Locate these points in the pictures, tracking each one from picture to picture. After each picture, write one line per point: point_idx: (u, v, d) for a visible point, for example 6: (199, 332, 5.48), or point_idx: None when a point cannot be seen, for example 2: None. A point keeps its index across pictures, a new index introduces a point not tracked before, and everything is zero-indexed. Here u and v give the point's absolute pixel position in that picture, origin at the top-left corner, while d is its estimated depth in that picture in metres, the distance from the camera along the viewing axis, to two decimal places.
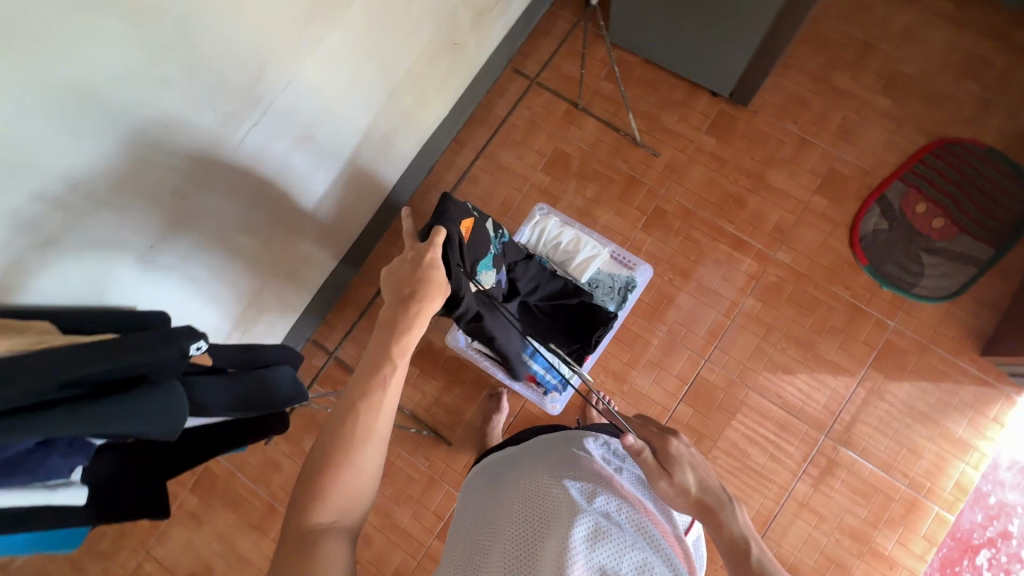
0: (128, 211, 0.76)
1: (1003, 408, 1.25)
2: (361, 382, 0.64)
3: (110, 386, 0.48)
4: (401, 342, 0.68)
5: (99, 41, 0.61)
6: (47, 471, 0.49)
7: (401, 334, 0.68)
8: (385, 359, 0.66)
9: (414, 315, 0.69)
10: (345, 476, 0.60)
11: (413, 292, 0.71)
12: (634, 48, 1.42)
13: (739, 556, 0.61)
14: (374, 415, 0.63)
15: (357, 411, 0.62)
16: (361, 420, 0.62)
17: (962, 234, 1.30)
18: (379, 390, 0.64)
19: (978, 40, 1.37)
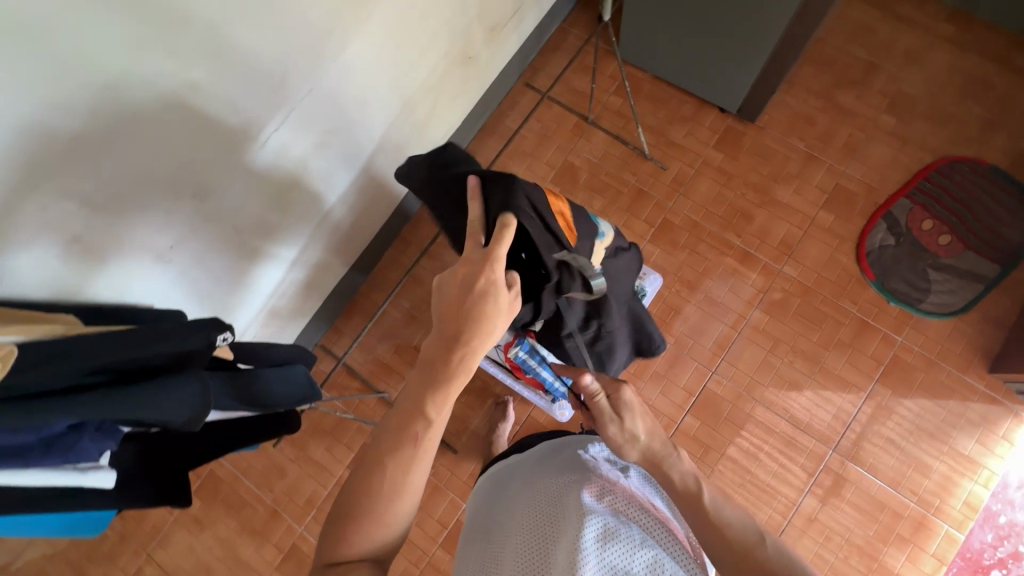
0: (150, 215, 0.78)
1: (1011, 426, 1.24)
2: (390, 439, 0.60)
3: (138, 374, 0.50)
4: (439, 396, 0.60)
5: (135, 46, 0.64)
6: (77, 455, 0.49)
7: (441, 386, 0.60)
8: (418, 416, 0.60)
9: (456, 365, 0.60)
10: (370, 524, 0.58)
11: (457, 334, 0.60)
12: (643, 64, 1.45)
13: (686, 497, 0.62)
14: (405, 474, 0.59)
15: (386, 469, 0.59)
16: (390, 480, 0.59)
17: (967, 251, 1.31)
18: (410, 448, 0.59)
19: (981, 62, 1.40)
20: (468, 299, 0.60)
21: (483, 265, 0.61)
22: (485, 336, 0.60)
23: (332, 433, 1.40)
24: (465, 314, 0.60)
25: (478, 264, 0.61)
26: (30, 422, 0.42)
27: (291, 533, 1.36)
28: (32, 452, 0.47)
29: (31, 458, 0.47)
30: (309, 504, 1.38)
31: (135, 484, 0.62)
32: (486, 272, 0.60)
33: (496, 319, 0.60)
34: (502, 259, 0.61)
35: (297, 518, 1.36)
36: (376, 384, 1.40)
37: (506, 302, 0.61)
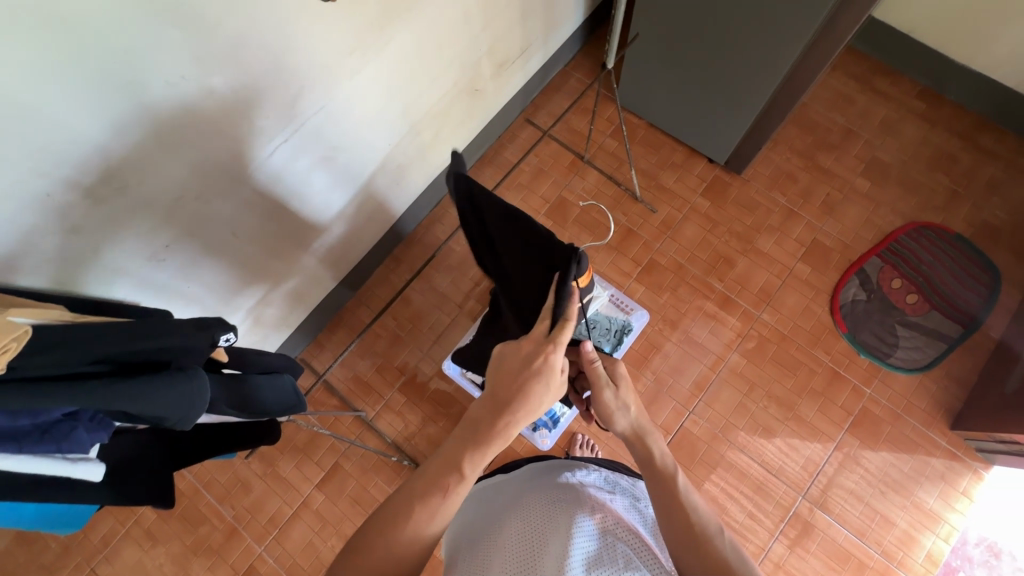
0: (151, 214, 0.78)
1: (971, 482, 1.28)
2: (422, 483, 0.61)
3: (139, 366, 0.50)
4: (477, 455, 0.62)
5: (165, 48, 0.66)
6: (71, 444, 0.50)
7: (482, 446, 0.62)
8: (454, 469, 0.62)
9: (502, 430, 0.63)
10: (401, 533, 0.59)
11: (507, 402, 0.63)
12: (640, 111, 1.53)
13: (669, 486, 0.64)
14: (428, 519, 0.59)
15: (412, 511, 0.59)
16: (413, 522, 0.59)
17: (932, 311, 1.39)
18: (439, 497, 0.60)
19: (946, 138, 1.51)
20: (523, 374, 0.64)
21: (544, 347, 0.64)
22: (529, 411, 0.64)
23: (304, 449, 1.36)
24: (517, 389, 0.63)
25: (546, 340, 0.65)
26: (25, 406, 0.42)
27: (249, 553, 1.30)
28: (28, 438, 0.48)
29: (26, 444, 0.47)
30: (271, 523, 1.32)
31: (119, 477, 0.59)
32: (544, 354, 0.64)
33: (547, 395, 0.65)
34: (562, 345, 0.65)
35: (257, 538, 1.31)
36: (353, 403, 1.38)
37: (557, 382, 0.65)
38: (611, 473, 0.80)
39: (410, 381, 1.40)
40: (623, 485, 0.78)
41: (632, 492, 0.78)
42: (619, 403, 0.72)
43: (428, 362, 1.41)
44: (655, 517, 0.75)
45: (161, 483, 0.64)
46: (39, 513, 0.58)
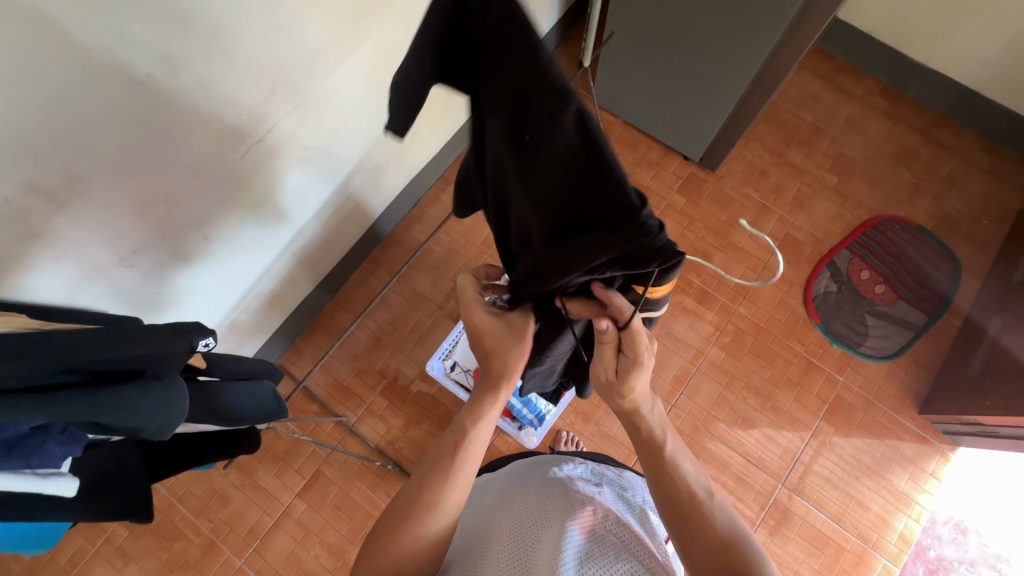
0: (117, 217, 0.75)
1: (938, 463, 1.34)
2: (432, 459, 0.65)
3: (115, 376, 0.48)
4: (475, 414, 0.68)
5: (131, 44, 0.63)
6: (40, 458, 0.47)
7: (477, 408, 0.69)
8: (459, 431, 0.67)
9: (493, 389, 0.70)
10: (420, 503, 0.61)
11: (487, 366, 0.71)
12: (615, 110, 1.54)
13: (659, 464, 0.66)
14: (443, 490, 0.62)
15: (425, 485, 0.62)
16: (428, 492, 0.61)
17: (899, 300, 1.44)
18: (449, 459, 0.64)
19: (907, 134, 1.57)
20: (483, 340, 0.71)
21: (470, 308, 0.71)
22: (504, 361, 0.69)
23: (284, 458, 1.33)
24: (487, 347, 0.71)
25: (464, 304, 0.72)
26: None
27: (229, 566, 1.26)
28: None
29: None
30: (251, 535, 1.29)
31: (94, 493, 0.56)
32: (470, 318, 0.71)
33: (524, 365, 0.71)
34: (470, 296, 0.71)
35: (236, 550, 1.27)
36: (334, 409, 1.36)
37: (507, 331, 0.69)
38: (599, 464, 0.81)
39: (392, 384, 1.38)
40: (611, 475, 0.79)
41: (619, 482, 0.79)
42: (620, 373, 0.67)
43: (409, 365, 1.40)
44: (642, 504, 0.77)
45: (139, 497, 0.61)
46: (6, 533, 0.55)
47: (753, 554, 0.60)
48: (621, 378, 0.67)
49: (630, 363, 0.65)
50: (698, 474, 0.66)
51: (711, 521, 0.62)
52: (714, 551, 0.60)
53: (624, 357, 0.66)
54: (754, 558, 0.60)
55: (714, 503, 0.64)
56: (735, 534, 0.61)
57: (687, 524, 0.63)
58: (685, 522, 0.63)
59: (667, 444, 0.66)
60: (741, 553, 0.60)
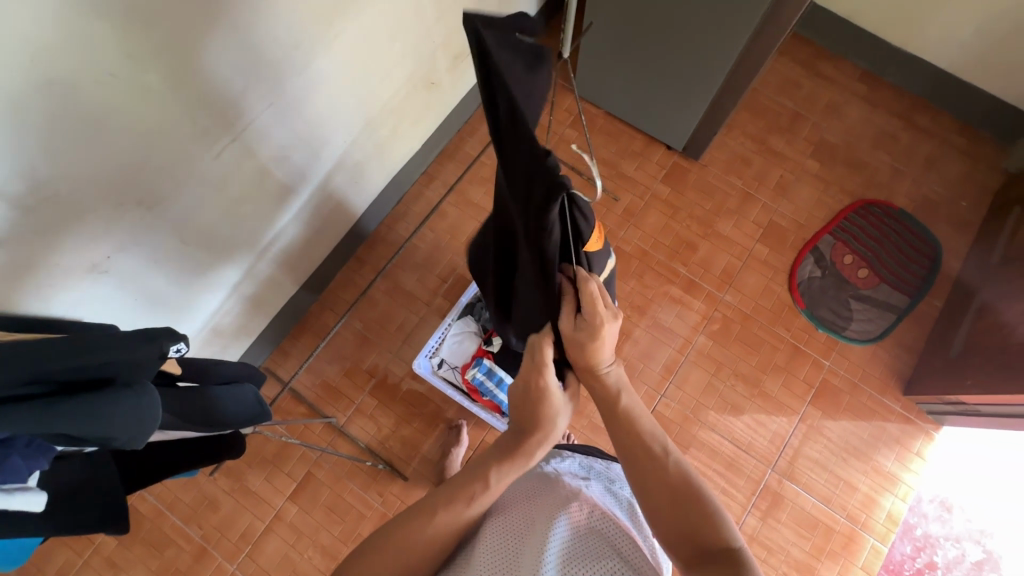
0: (87, 223, 0.73)
1: (923, 443, 1.36)
2: (440, 497, 0.62)
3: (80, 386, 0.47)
4: (500, 470, 0.63)
5: (92, 44, 0.61)
6: (4, 474, 0.46)
7: (503, 463, 0.64)
8: (477, 479, 0.63)
9: (525, 450, 0.65)
10: (433, 523, 0.60)
11: (523, 426, 0.66)
12: (597, 101, 1.54)
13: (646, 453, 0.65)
14: (442, 527, 0.60)
15: (427, 525, 0.60)
16: (427, 534, 0.59)
17: (882, 284, 1.45)
18: (461, 505, 0.61)
19: (887, 118, 1.58)
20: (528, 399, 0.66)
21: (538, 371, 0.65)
22: (544, 431, 0.65)
23: (273, 462, 1.32)
24: (530, 405, 0.65)
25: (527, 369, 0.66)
26: None
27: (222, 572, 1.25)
28: None
29: None
30: (243, 540, 1.27)
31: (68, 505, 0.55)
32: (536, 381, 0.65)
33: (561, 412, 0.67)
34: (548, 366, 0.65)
35: (229, 556, 1.26)
36: (322, 410, 1.35)
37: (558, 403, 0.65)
38: (588, 456, 0.80)
39: (381, 383, 1.37)
40: (599, 468, 0.79)
41: (608, 475, 0.80)
42: (576, 330, 0.65)
43: (398, 363, 1.39)
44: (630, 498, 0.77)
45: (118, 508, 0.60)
46: None
47: (715, 513, 0.60)
48: (578, 334, 0.64)
49: (588, 324, 0.63)
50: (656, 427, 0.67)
51: (670, 474, 0.63)
52: (672, 507, 0.61)
53: (581, 317, 0.64)
54: (716, 516, 0.60)
55: (675, 457, 0.64)
56: (696, 492, 0.62)
57: (644, 476, 0.64)
58: (642, 473, 0.65)
59: (621, 400, 0.68)
60: (701, 512, 0.60)
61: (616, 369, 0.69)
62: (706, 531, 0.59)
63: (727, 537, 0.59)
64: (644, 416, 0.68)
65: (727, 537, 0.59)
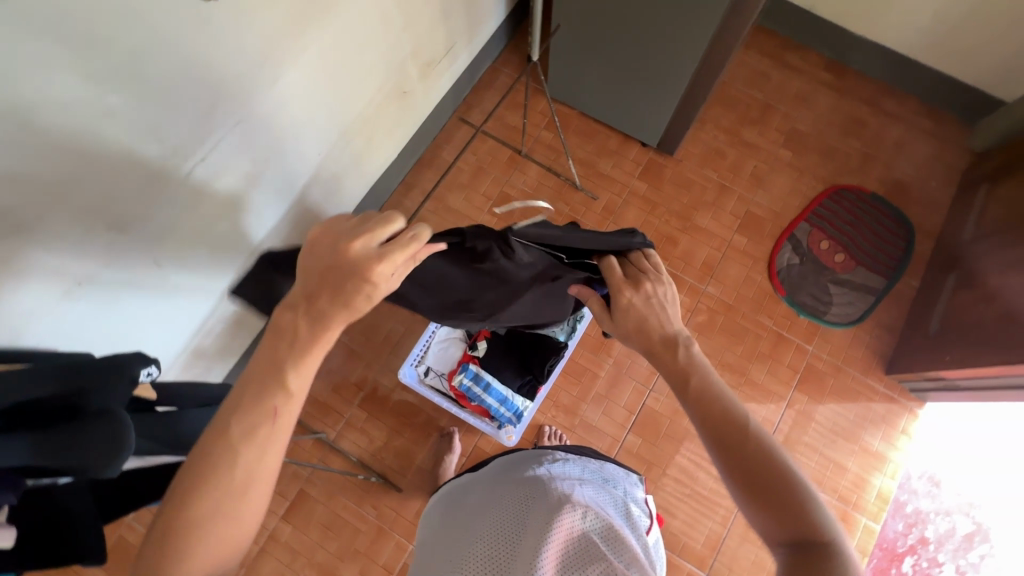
0: (57, 249, 0.72)
1: (908, 421, 1.38)
2: (241, 422, 0.54)
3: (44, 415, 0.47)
4: (299, 368, 0.56)
5: (49, 67, 0.60)
6: None
7: (302, 359, 0.57)
8: (278, 386, 0.56)
9: (319, 339, 0.57)
10: (245, 459, 0.53)
11: (324, 309, 0.57)
12: (571, 102, 1.55)
13: (732, 438, 0.63)
14: (260, 456, 0.54)
15: (237, 455, 0.53)
16: (242, 465, 0.53)
17: (859, 267, 1.48)
18: (266, 423, 0.54)
19: (855, 105, 1.62)
20: (344, 282, 0.57)
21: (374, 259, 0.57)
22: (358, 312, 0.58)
23: None
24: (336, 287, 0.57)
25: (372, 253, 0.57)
26: None
27: None
28: None
29: None
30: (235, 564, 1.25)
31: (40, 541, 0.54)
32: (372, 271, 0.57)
33: (391, 257, 0.57)
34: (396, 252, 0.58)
35: None
36: (310, 426, 1.33)
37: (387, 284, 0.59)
38: (580, 457, 0.82)
39: (370, 395, 1.36)
40: (592, 467, 0.80)
41: (601, 474, 0.81)
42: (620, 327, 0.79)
43: (387, 374, 1.38)
44: (624, 497, 0.78)
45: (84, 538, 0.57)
46: None
47: (807, 501, 0.58)
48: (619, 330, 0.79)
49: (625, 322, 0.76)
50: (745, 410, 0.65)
51: (765, 459, 0.61)
52: (759, 487, 0.59)
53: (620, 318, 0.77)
54: (809, 506, 0.58)
55: (766, 440, 0.62)
56: (786, 478, 0.59)
57: (735, 456, 0.62)
58: (732, 452, 0.62)
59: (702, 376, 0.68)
60: (793, 499, 0.58)
61: (696, 348, 0.71)
62: (801, 518, 0.57)
63: (824, 527, 0.56)
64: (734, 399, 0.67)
65: (822, 527, 0.56)
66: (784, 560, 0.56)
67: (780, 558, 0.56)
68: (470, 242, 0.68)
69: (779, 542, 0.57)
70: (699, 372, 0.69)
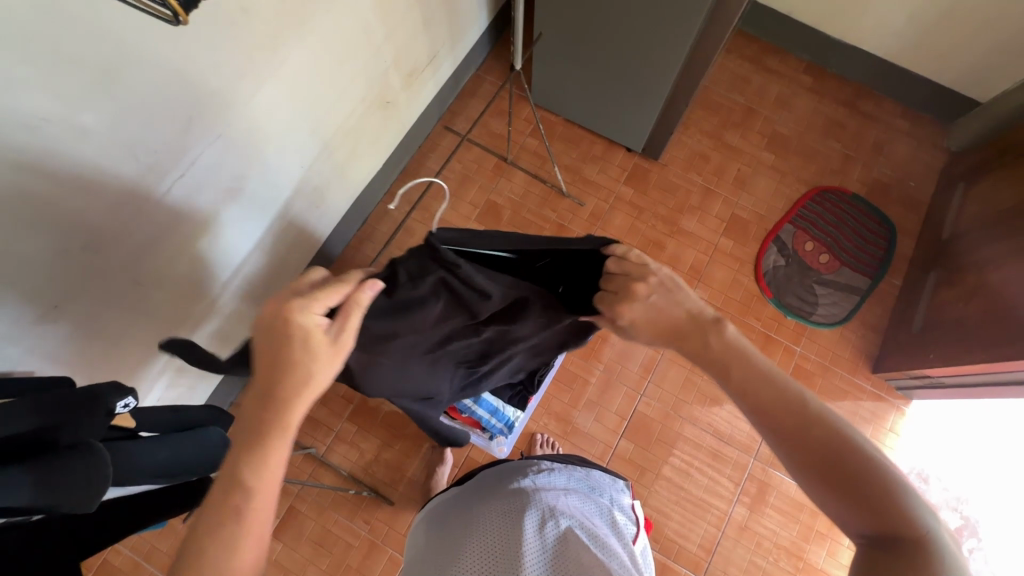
0: (33, 270, 0.70)
1: (895, 418, 1.40)
2: (208, 520, 0.53)
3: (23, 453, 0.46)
4: (260, 455, 0.55)
5: (19, 88, 0.59)
6: None
7: (262, 446, 0.56)
8: (237, 481, 0.54)
9: (281, 424, 0.56)
10: (216, 556, 0.52)
11: (275, 388, 0.57)
12: (555, 108, 1.55)
13: (796, 429, 0.57)
14: (231, 554, 0.52)
15: (205, 556, 0.51)
16: (213, 569, 0.51)
17: (843, 267, 1.50)
18: (233, 522, 0.53)
19: (834, 107, 1.64)
20: (282, 352, 0.57)
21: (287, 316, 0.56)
22: (307, 389, 0.57)
23: None
24: (282, 366, 0.57)
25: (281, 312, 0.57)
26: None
27: None
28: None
29: None
30: None
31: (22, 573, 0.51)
32: (291, 321, 0.56)
33: (308, 298, 0.57)
34: (318, 302, 0.57)
35: None
36: (298, 441, 1.31)
37: (323, 346, 0.57)
38: (566, 465, 0.81)
39: (359, 408, 1.35)
40: (576, 474, 0.80)
41: (587, 482, 0.80)
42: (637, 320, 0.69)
43: None
44: (610, 504, 0.78)
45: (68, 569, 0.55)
46: None
47: (894, 487, 0.53)
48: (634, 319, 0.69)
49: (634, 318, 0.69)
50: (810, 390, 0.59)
51: (833, 447, 0.55)
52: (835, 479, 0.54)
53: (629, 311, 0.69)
54: (892, 490, 0.52)
55: (835, 424, 0.57)
56: (863, 463, 0.54)
57: (801, 447, 0.57)
58: (796, 442, 0.57)
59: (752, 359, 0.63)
60: (875, 487, 0.53)
61: (732, 328, 0.65)
62: (886, 511, 0.52)
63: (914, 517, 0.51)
64: (790, 378, 0.61)
65: (916, 515, 0.51)
66: (873, 556, 0.51)
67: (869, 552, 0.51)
68: (404, 271, 0.61)
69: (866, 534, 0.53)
70: (739, 371, 0.62)
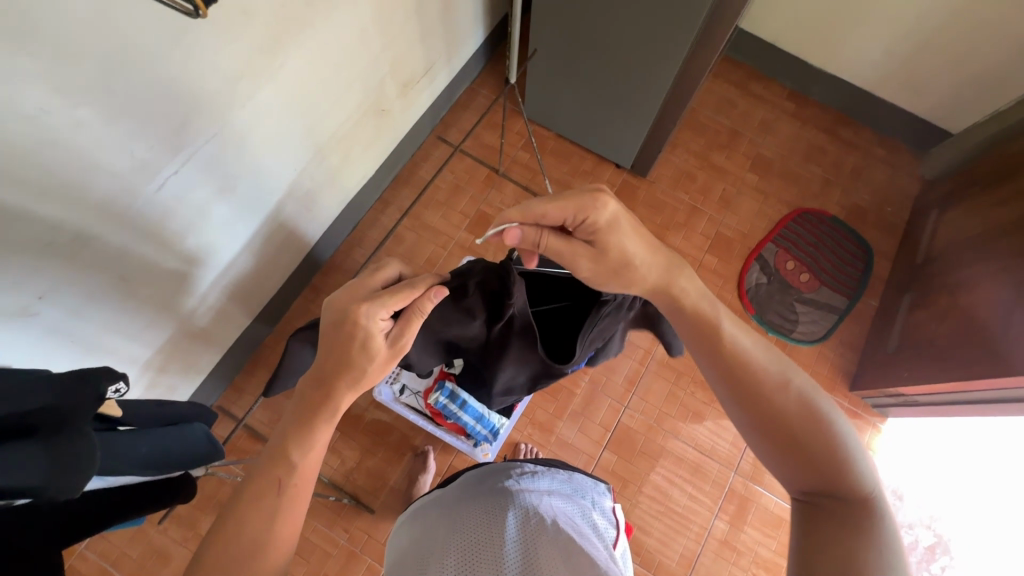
0: (21, 260, 0.69)
1: (871, 435, 1.43)
2: (255, 487, 0.62)
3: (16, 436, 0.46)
4: (304, 440, 0.64)
5: (19, 77, 0.59)
6: None
7: (308, 432, 0.64)
8: (282, 460, 0.63)
9: (328, 415, 0.64)
10: (251, 526, 0.60)
11: (329, 378, 0.64)
12: (547, 123, 1.59)
13: (775, 410, 0.63)
14: (268, 526, 0.61)
15: (246, 522, 0.60)
16: (251, 536, 0.60)
17: (822, 287, 1.54)
18: (271, 496, 0.62)
19: (815, 133, 1.70)
20: (344, 346, 0.63)
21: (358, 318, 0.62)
22: (358, 382, 0.64)
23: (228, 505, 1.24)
24: (341, 361, 0.63)
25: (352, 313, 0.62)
26: None
27: None
28: None
29: None
30: None
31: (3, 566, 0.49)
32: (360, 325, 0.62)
33: (380, 301, 0.62)
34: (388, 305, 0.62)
35: None
36: None
37: (380, 349, 0.64)
38: (549, 468, 0.81)
39: (342, 414, 1.33)
40: (558, 474, 0.80)
41: (570, 483, 0.81)
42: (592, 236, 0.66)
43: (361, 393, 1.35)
44: (591, 507, 0.79)
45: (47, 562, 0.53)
46: None
47: (854, 459, 0.61)
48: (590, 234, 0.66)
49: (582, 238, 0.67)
50: (803, 368, 0.65)
51: (805, 427, 0.62)
52: (800, 448, 0.62)
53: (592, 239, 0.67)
54: (851, 463, 0.60)
55: (807, 404, 0.63)
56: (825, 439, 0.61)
57: (777, 424, 0.63)
58: (769, 420, 0.63)
59: (736, 343, 0.66)
60: (836, 460, 0.60)
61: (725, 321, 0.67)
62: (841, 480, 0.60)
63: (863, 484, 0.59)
64: (774, 365, 0.65)
65: (861, 483, 0.59)
66: (812, 511, 0.61)
67: (810, 506, 0.61)
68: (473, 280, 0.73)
69: (807, 491, 0.62)
70: (738, 364, 0.65)
